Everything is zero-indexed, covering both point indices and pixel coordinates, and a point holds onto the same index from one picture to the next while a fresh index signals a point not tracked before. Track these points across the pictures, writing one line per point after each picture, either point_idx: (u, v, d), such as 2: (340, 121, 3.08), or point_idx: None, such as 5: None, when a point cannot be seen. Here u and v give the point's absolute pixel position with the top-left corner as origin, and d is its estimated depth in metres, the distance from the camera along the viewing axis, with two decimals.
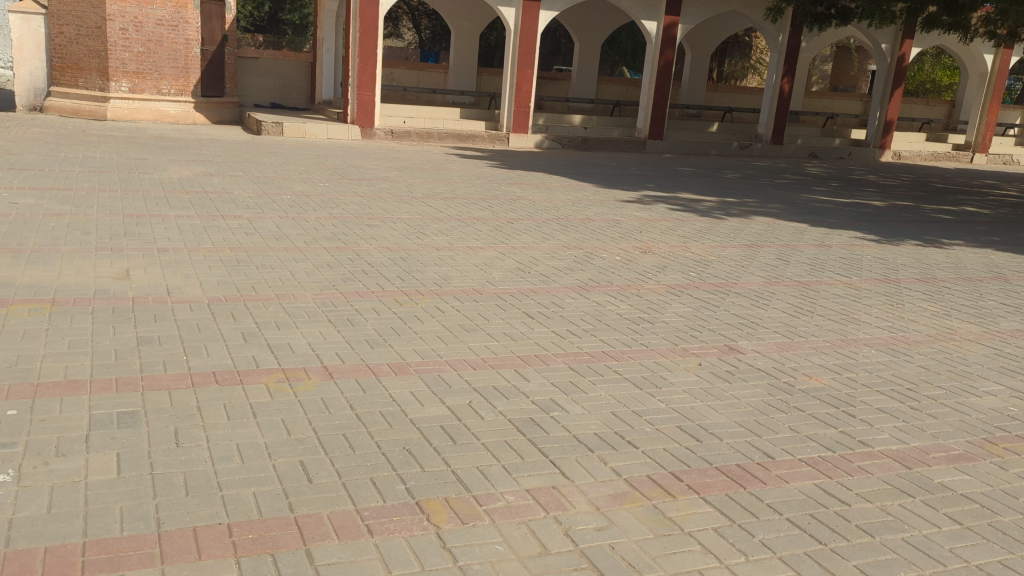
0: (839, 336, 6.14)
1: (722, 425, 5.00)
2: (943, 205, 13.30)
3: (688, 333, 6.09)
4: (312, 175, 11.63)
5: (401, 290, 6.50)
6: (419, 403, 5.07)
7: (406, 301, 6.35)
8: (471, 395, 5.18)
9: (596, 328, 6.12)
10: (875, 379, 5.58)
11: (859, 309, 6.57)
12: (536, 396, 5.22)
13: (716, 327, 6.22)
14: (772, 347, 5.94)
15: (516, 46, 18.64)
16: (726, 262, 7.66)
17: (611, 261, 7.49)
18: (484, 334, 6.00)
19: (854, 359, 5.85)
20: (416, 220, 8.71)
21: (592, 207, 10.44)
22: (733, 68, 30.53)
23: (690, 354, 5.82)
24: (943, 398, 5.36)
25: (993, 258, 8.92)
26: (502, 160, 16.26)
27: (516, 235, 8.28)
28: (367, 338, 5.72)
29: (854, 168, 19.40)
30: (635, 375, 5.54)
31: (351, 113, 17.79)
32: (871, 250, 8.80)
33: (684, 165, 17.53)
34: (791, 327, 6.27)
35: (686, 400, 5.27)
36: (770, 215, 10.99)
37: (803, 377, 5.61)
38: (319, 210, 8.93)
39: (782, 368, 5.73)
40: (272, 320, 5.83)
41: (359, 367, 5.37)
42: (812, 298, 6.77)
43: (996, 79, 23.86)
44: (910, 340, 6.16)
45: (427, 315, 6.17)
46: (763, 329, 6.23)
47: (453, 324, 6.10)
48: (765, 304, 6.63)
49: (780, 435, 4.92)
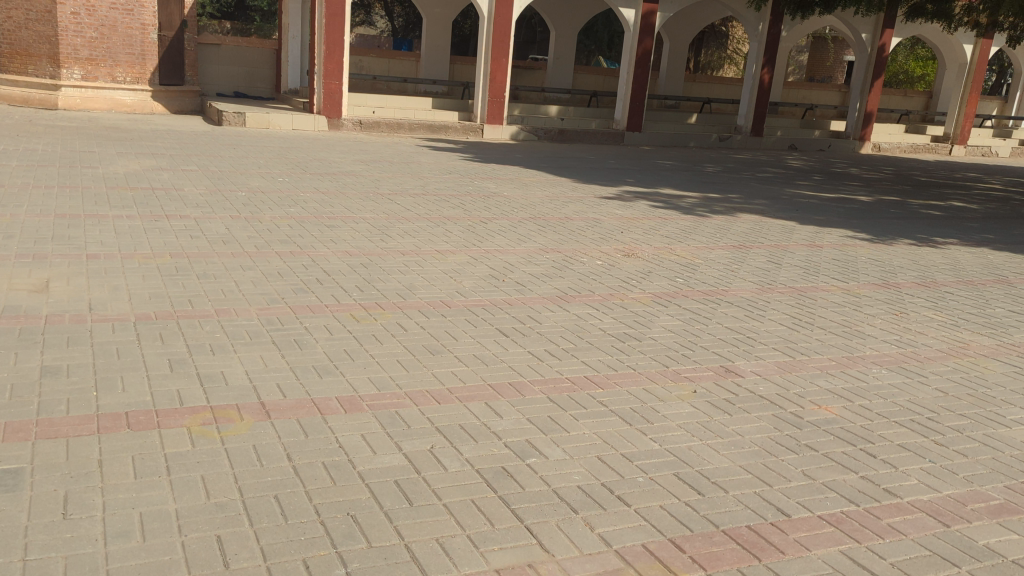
0: (885, 350, 4.99)
1: (799, 458, 3.50)
2: (930, 200, 12.85)
3: (687, 350, 4.80)
4: (272, 170, 10.98)
5: (356, 306, 5.24)
6: (370, 447, 3.45)
7: (364, 318, 5.02)
8: (436, 436, 3.52)
9: (576, 348, 4.70)
10: (948, 388, 4.41)
11: (861, 318, 5.78)
12: (528, 421, 3.73)
13: (711, 347, 4.91)
14: (773, 375, 4.51)
15: (490, 34, 18.01)
16: (716, 272, 6.90)
17: (592, 267, 6.89)
18: (445, 356, 4.50)
19: (909, 374, 4.65)
20: (379, 220, 8.11)
21: (569, 204, 9.89)
22: (710, 57, 30.03)
23: (727, 377, 4.40)
24: (1023, 398, 4.26)
25: (992, 257, 8.46)
26: (474, 152, 15.65)
27: (487, 237, 7.70)
28: (313, 365, 4.18)
29: (835, 160, 19.02)
30: (634, 398, 4.07)
31: (317, 103, 17.06)
32: (865, 250, 8.31)
33: (663, 158, 17.03)
34: (820, 343, 5.12)
35: (736, 429, 3.76)
36: (756, 212, 10.48)
37: (871, 401, 4.21)
38: (276, 209, 8.30)
39: (833, 395, 4.30)
40: (206, 344, 4.39)
41: (302, 403, 3.78)
42: (809, 307, 5.99)
43: (975, 69, 23.35)
44: (922, 358, 5.01)
45: (384, 334, 4.77)
46: (790, 344, 5.12)
47: (411, 345, 4.63)
48: (759, 314, 5.76)
49: (878, 450, 3.58)
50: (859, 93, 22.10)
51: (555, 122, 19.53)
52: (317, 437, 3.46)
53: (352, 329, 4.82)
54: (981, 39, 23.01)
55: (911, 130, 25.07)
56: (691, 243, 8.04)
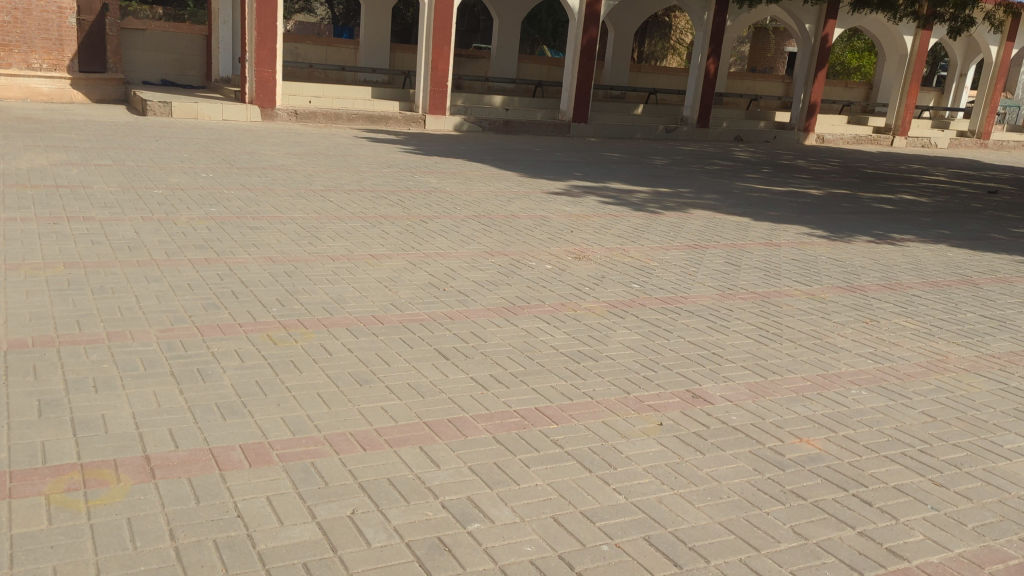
0: (819, 371, 5.10)
1: (704, 531, 3.70)
2: (879, 193, 12.62)
3: (642, 375, 4.94)
4: (195, 163, 10.18)
5: (278, 322, 5.15)
6: (278, 517, 3.56)
7: (282, 339, 5.00)
8: (354, 500, 3.70)
9: (526, 372, 4.88)
10: (880, 440, 4.51)
11: (832, 330, 5.64)
12: (446, 496, 3.80)
13: (674, 364, 5.13)
14: (743, 395, 4.85)
15: (431, 20, 17.34)
16: (670, 276, 6.51)
17: (541, 271, 6.37)
18: (381, 386, 4.61)
19: (846, 410, 4.80)
20: (309, 220, 7.46)
21: (516, 201, 9.37)
22: (654, 47, 29.67)
23: (648, 412, 4.61)
24: (968, 466, 4.30)
25: (952, 255, 8.17)
26: (416, 144, 14.99)
27: (428, 238, 7.13)
28: (219, 404, 4.30)
29: (782, 152, 18.82)
30: (583, 449, 4.25)
31: (249, 92, 16.06)
32: (824, 249, 7.94)
33: (610, 149, 16.59)
34: (759, 363, 5.20)
35: (654, 488, 4.00)
36: (708, 207, 10.08)
37: (792, 440, 4.48)
38: (195, 209, 7.58)
39: (761, 427, 4.58)
40: (89, 378, 4.40)
41: (198, 457, 3.89)
42: (775, 317, 5.81)
43: (915, 60, 23.34)
44: (901, 374, 5.24)
45: (308, 359, 4.80)
46: (726, 366, 5.14)
47: (343, 372, 4.72)
48: (725, 326, 5.63)
49: (784, 547, 3.61)
50: (803, 85, 21.89)
51: (499, 113, 18.93)
52: (213, 504, 3.59)
53: (269, 352, 4.83)
54: (921, 30, 22.93)
55: (853, 120, 24.92)
56: (646, 243, 7.58)
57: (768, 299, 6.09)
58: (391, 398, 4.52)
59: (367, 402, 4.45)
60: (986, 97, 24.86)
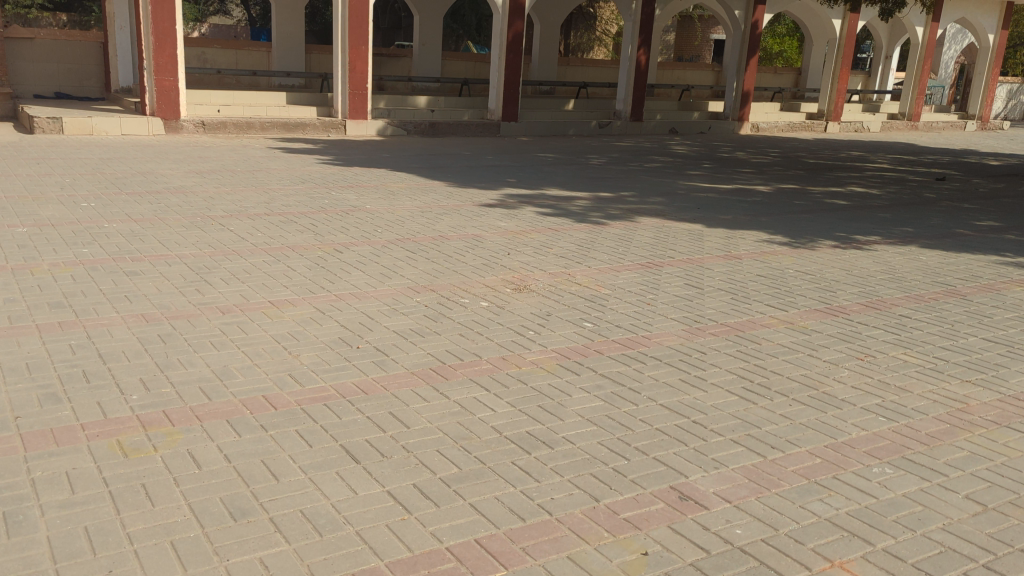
0: (830, 444, 3.57)
1: None
2: (826, 186, 11.96)
3: (596, 468, 3.30)
4: (74, 188, 8.84)
5: (141, 425, 3.48)
6: None
7: (137, 447, 3.30)
8: None
9: (462, 483, 3.14)
10: (939, 557, 2.82)
11: (829, 378, 4.35)
12: None
13: (640, 445, 3.51)
14: (739, 489, 3.18)
15: (346, 18, 16.15)
16: (625, 309, 5.46)
17: (476, 310, 5.32)
18: (261, 528, 2.81)
19: (879, 502, 3.15)
20: (198, 257, 6.27)
21: (445, 218, 8.36)
22: (579, 40, 28.83)
23: (625, 532, 2.87)
24: None
25: (924, 258, 7.48)
26: (335, 153, 13.80)
27: (342, 274, 6.03)
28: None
29: (720, 144, 18.22)
30: None
31: (150, 103, 14.54)
32: (789, 259, 7.14)
33: (543, 149, 15.67)
34: (753, 437, 3.66)
35: None
36: (654, 212, 9.22)
37: (820, 563, 2.75)
38: (61, 249, 6.32)
39: (775, 541, 2.87)
40: None
41: None
42: (759, 360, 4.60)
43: (844, 44, 22.95)
44: (927, 437, 3.73)
45: (169, 485, 3.03)
46: (712, 444, 3.56)
47: (208, 511, 2.89)
48: (697, 384, 4.22)
49: None
50: (735, 73, 21.15)
51: (425, 115, 17.83)
52: None
53: (115, 475, 3.08)
54: (848, 13, 22.68)
55: (785, 108, 24.28)
56: (594, 265, 6.63)
57: (743, 333, 5.10)
58: (278, 543, 2.73)
59: (240, 552, 2.66)
60: (914, 78, 24.64)
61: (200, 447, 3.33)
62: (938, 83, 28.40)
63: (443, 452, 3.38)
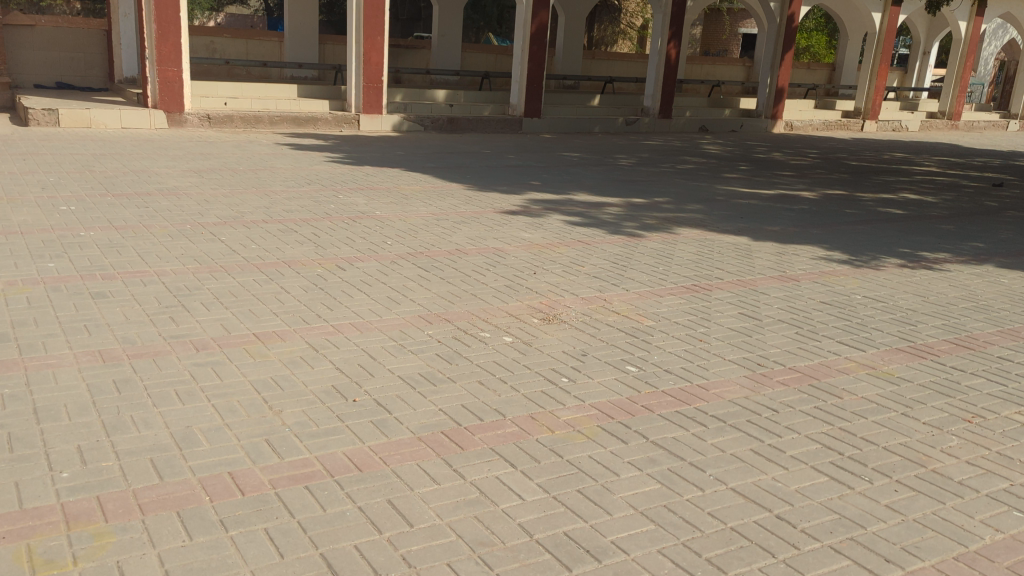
0: (961, 559, 2.77)
1: None
2: (877, 192, 11.07)
3: None
4: (57, 188, 8.09)
5: (58, 522, 2.69)
6: None
7: (47, 560, 2.50)
8: None
9: None
10: None
11: (938, 453, 3.51)
12: None
13: (715, 554, 2.73)
14: None
15: (362, 6, 15.35)
16: (675, 347, 4.63)
17: (499, 347, 4.50)
18: None
19: None
20: (180, 276, 5.49)
21: (462, 228, 7.55)
22: (603, 33, 27.87)
23: None
24: None
25: (1006, 280, 6.60)
26: (347, 151, 13.00)
27: (343, 297, 5.23)
28: None
29: (754, 143, 17.28)
30: None
31: (152, 95, 13.83)
32: (853, 281, 6.27)
33: (568, 148, 14.82)
34: (859, 541, 2.85)
35: None
36: (693, 222, 8.38)
37: None
38: (23, 262, 5.55)
39: None
40: None
41: None
42: (846, 424, 3.75)
43: (884, 38, 21.87)
44: None
45: None
46: (808, 553, 2.76)
47: None
48: (775, 456, 3.41)
49: None
50: (769, 68, 20.15)
51: (443, 110, 17.02)
52: None
53: None
54: (889, 4, 21.55)
55: (820, 106, 23.26)
56: (632, 288, 5.79)
57: (818, 382, 4.25)
58: None
59: None
60: (955, 76, 23.66)
61: (133, 559, 2.53)
62: (978, 80, 27.29)
63: (455, 568, 2.57)
